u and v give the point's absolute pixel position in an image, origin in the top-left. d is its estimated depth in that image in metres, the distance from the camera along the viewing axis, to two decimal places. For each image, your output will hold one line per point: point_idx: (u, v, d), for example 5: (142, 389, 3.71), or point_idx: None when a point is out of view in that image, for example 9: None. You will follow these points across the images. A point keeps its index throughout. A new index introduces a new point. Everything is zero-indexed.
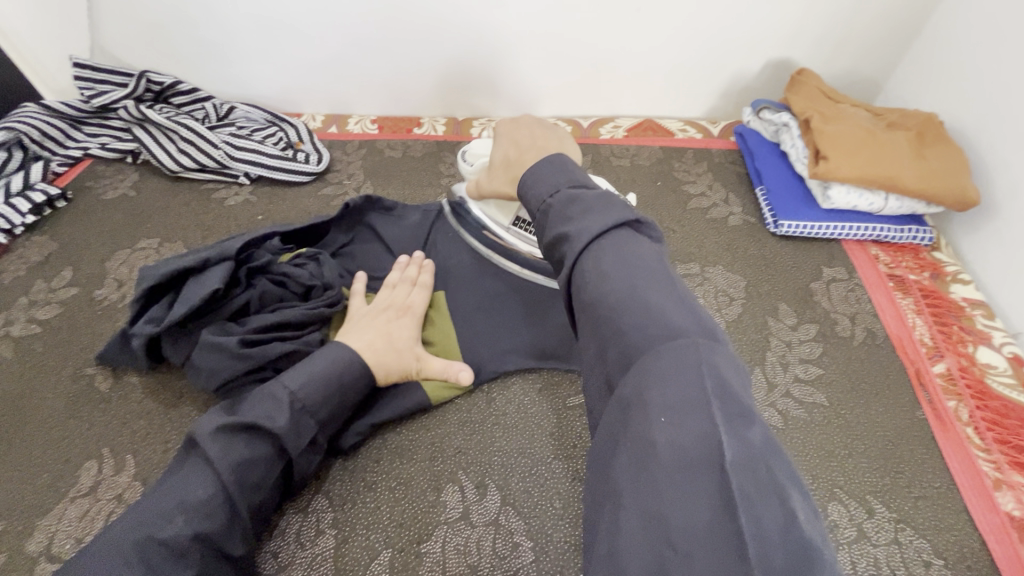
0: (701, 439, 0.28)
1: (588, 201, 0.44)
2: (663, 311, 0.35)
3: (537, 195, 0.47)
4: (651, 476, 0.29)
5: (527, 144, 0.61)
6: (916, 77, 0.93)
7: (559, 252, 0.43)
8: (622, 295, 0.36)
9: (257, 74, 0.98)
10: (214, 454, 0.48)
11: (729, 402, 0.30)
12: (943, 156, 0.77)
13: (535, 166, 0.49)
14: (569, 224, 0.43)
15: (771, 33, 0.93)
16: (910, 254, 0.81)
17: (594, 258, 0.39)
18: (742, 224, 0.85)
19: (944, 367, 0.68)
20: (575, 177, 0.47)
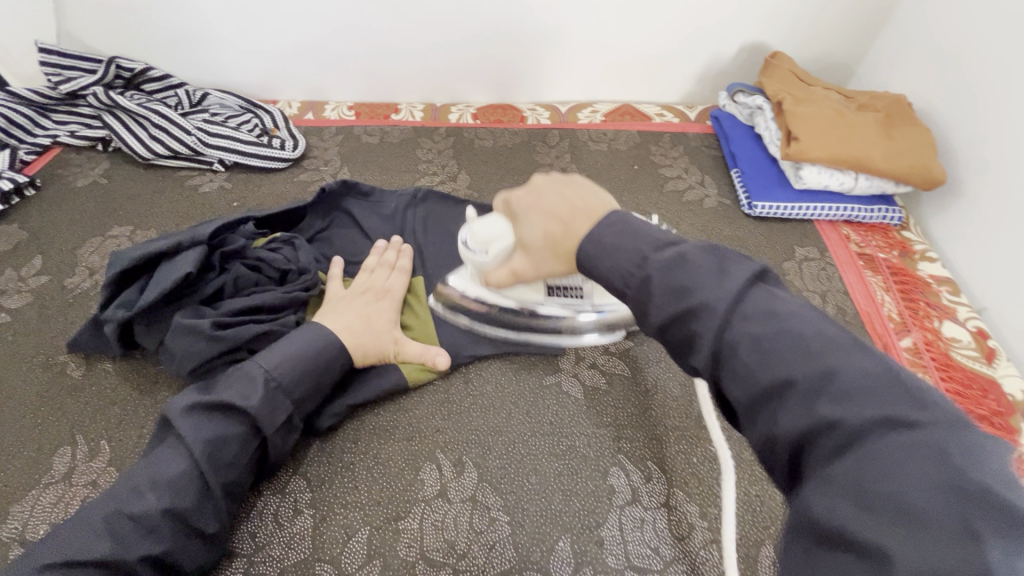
0: (923, 476, 0.25)
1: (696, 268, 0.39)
2: (811, 341, 0.33)
3: (614, 266, 0.43)
4: (891, 519, 0.25)
5: (569, 211, 0.51)
6: (886, 60, 0.95)
7: (682, 331, 0.38)
8: (800, 358, 0.33)
9: (230, 60, 0.96)
10: (187, 433, 0.49)
11: (959, 440, 0.26)
12: (911, 135, 0.79)
13: (597, 235, 0.45)
14: (680, 301, 0.38)
15: (746, 16, 0.93)
16: (881, 233, 0.82)
17: (747, 313, 0.36)
18: (717, 206, 0.86)
19: (910, 341, 0.70)
20: (657, 236, 0.43)
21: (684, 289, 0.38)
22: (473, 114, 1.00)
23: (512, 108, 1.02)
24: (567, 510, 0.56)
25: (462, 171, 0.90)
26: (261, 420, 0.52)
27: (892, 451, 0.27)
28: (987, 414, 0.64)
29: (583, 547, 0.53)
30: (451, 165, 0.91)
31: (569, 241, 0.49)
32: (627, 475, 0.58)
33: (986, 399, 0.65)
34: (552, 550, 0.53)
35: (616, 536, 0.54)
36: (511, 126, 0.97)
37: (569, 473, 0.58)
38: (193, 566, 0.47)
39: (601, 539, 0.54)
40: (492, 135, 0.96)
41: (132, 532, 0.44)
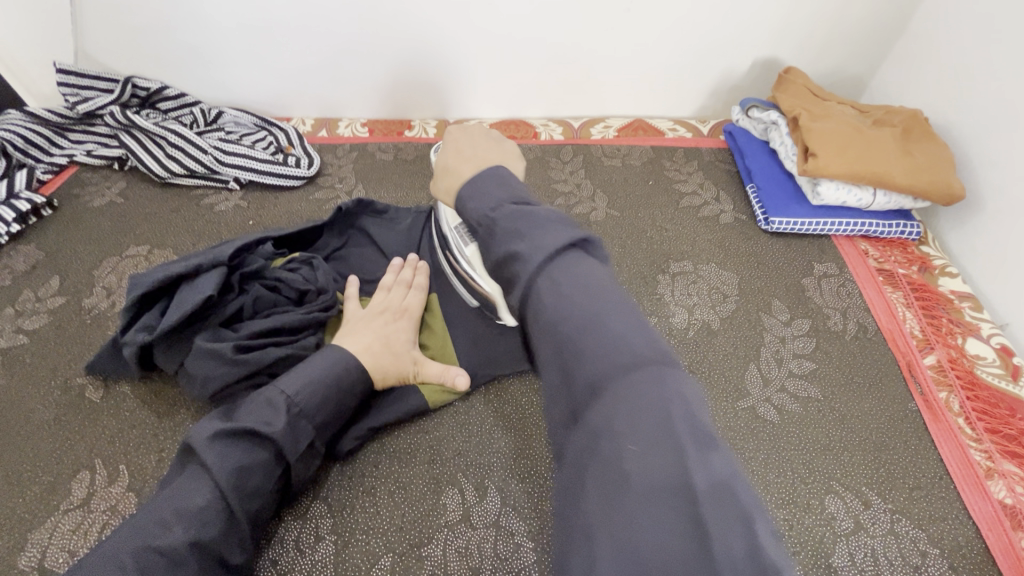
0: (662, 468, 0.27)
1: (536, 218, 0.39)
2: (614, 339, 0.32)
3: (478, 208, 0.43)
4: (618, 504, 0.26)
5: (468, 151, 0.52)
6: (900, 74, 0.95)
7: (510, 272, 0.37)
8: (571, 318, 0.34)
9: (245, 78, 0.97)
10: (211, 460, 0.48)
11: (694, 426, 0.29)
12: (929, 151, 0.78)
13: (473, 184, 0.45)
14: (510, 244, 0.38)
15: (758, 33, 0.94)
16: (899, 248, 0.82)
17: (549, 288, 0.35)
18: (733, 222, 0.85)
19: (934, 358, 0.69)
20: (519, 195, 0.43)
21: (520, 233, 0.38)
22: None
23: (525, 123, 1.02)
24: None
25: None
26: (285, 445, 0.51)
27: (638, 425, 0.28)
28: (1016, 434, 0.63)
29: None
30: None
31: (452, 174, 0.51)
32: None
33: (1015, 418, 0.64)
34: None
35: None
36: (523, 142, 0.97)
37: None
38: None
39: None
40: None
41: (155, 563, 0.43)
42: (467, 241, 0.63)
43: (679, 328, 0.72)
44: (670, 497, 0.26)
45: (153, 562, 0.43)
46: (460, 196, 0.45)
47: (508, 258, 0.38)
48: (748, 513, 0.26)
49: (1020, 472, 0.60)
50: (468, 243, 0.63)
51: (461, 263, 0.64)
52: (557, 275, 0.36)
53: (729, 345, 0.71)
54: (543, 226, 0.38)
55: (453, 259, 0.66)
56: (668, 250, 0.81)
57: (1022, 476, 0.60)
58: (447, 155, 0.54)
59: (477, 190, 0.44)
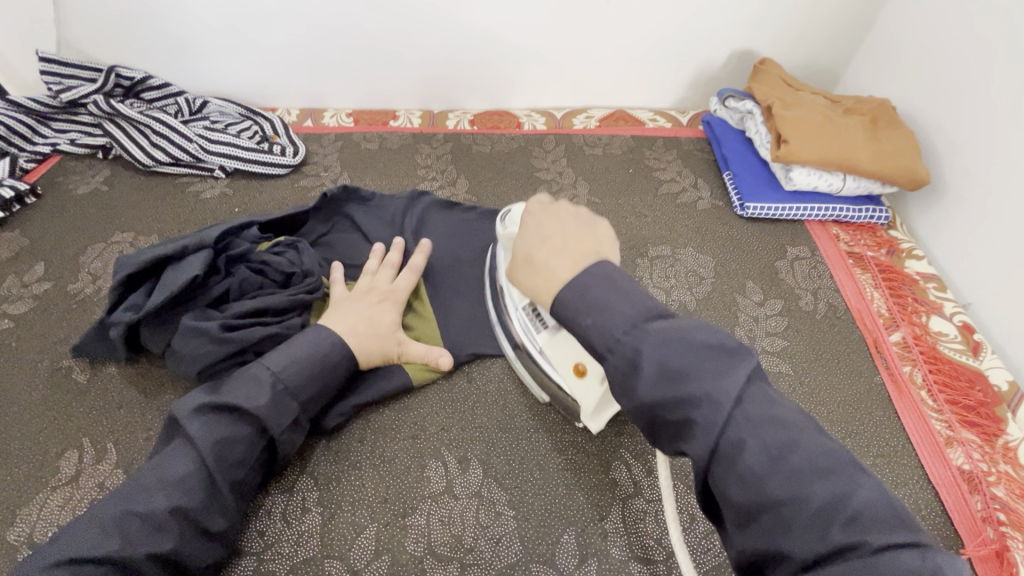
0: (876, 520, 0.30)
1: (699, 346, 0.37)
2: (775, 419, 0.35)
3: (602, 329, 0.40)
4: (829, 537, 0.30)
5: (563, 243, 0.47)
6: (870, 65, 0.98)
7: (676, 417, 0.36)
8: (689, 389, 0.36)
9: (229, 68, 0.98)
10: (196, 433, 0.50)
11: (833, 454, 0.34)
12: (896, 138, 0.82)
13: (582, 285, 0.42)
14: (674, 388, 0.36)
15: (735, 25, 0.96)
16: (868, 232, 0.85)
17: (756, 449, 0.34)
18: (710, 208, 0.88)
19: (899, 336, 0.72)
20: (633, 298, 0.41)
21: (683, 373, 0.36)
22: (471, 120, 1.01)
23: (509, 114, 1.04)
24: (570, 504, 0.57)
25: (462, 176, 0.91)
26: (268, 419, 0.53)
27: (796, 463, 0.33)
28: (974, 405, 0.66)
29: (587, 540, 0.55)
30: (450, 170, 0.92)
31: (541, 268, 0.46)
32: (629, 469, 0.59)
33: (974, 390, 0.67)
34: (557, 543, 0.54)
35: (619, 528, 0.55)
36: (507, 132, 0.99)
37: (572, 467, 0.59)
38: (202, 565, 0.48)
39: (605, 531, 0.55)
40: (490, 140, 0.97)
41: (140, 529, 0.45)
42: (543, 325, 0.58)
43: None
44: (892, 540, 0.30)
45: (141, 530, 0.45)
46: (564, 301, 0.43)
47: (677, 404, 0.36)
48: (908, 520, 0.31)
49: (978, 440, 0.63)
50: (543, 331, 0.58)
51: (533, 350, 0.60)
52: (753, 418, 0.35)
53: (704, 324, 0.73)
54: (708, 360, 0.36)
55: (518, 337, 0.62)
56: (647, 235, 0.84)
57: (979, 444, 0.63)
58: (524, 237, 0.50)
59: (589, 302, 0.41)
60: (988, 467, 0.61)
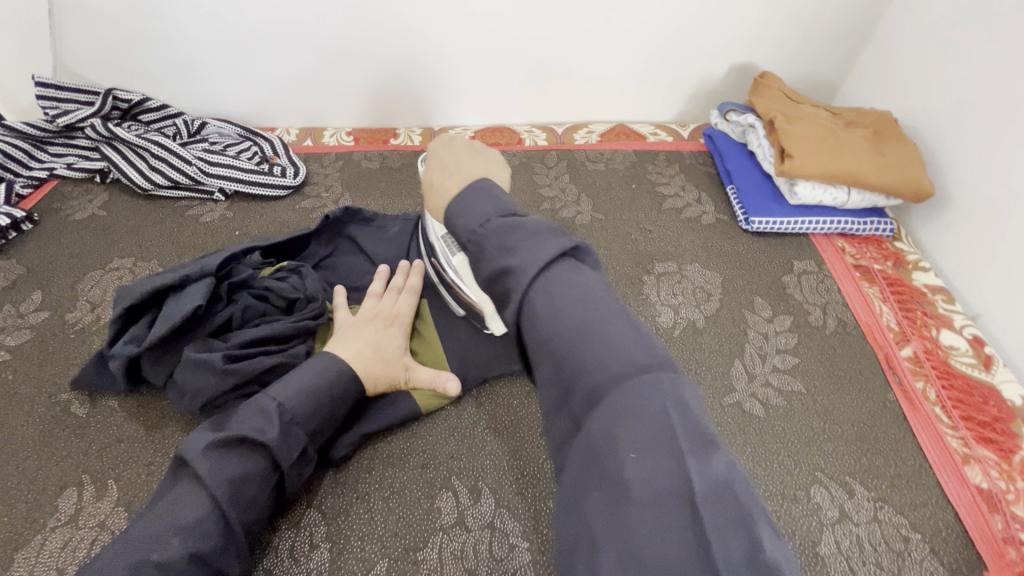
0: (667, 474, 0.27)
1: (530, 230, 0.37)
2: (613, 355, 0.32)
3: (465, 222, 0.39)
4: (620, 512, 0.27)
5: (458, 168, 0.48)
6: (869, 77, 0.98)
7: (500, 288, 0.36)
8: (563, 306, 0.34)
9: (227, 89, 0.97)
10: (205, 473, 0.48)
11: (693, 432, 0.29)
12: (899, 150, 0.81)
13: (460, 198, 0.41)
14: (501, 259, 0.36)
15: (734, 39, 0.97)
16: (875, 245, 0.85)
17: (545, 298, 0.34)
18: (714, 223, 0.87)
19: (910, 350, 0.72)
20: (509, 207, 0.40)
21: (513, 248, 0.36)
22: (471, 137, 1.01)
23: (509, 130, 1.04)
24: None
25: None
26: (279, 454, 0.51)
27: (641, 433, 0.29)
28: (990, 421, 0.65)
29: None
30: None
31: (438, 192, 0.48)
32: None
33: (988, 405, 0.66)
34: None
35: None
36: (508, 148, 0.99)
37: None
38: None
39: None
40: None
41: None
42: (455, 250, 0.61)
43: (665, 328, 0.74)
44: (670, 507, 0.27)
45: None
46: (447, 213, 0.41)
47: (501, 273, 0.36)
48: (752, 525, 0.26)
49: (995, 457, 0.63)
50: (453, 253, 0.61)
51: (449, 272, 0.63)
52: (555, 285, 0.35)
53: (714, 342, 0.72)
54: (536, 237, 0.36)
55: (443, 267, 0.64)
56: (652, 251, 0.83)
57: (997, 461, 0.62)
58: (444, 189, 0.47)
59: (462, 204, 0.41)
60: (1007, 486, 0.60)
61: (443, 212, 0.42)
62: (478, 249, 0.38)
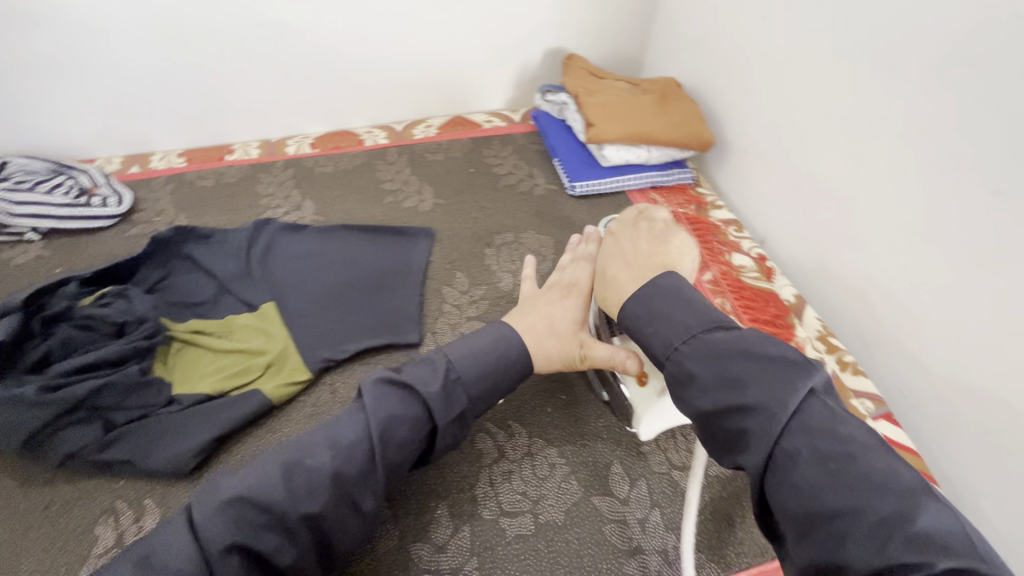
0: None
1: (770, 357, 0.41)
2: (887, 500, 0.33)
3: (665, 337, 0.47)
4: None
5: (638, 260, 0.58)
6: (660, 50, 1.13)
7: (732, 424, 0.41)
8: (843, 455, 0.36)
9: (29, 123, 0.91)
10: (371, 401, 0.47)
11: None
12: (682, 109, 0.95)
13: (652, 298, 0.49)
14: (734, 393, 0.41)
15: (540, 27, 1.07)
16: (679, 192, 0.98)
17: (812, 449, 0.37)
18: (546, 192, 0.96)
19: (710, 274, 0.85)
20: (716, 316, 0.47)
21: (742, 382, 0.41)
22: (311, 144, 1.03)
23: (350, 133, 1.07)
24: (442, 481, 0.61)
25: (307, 198, 0.92)
26: (380, 406, 0.47)
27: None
28: (771, 319, 0.79)
29: (460, 509, 0.59)
30: (293, 195, 0.92)
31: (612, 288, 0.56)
32: (493, 437, 0.64)
33: (770, 306, 0.81)
34: (432, 519, 0.58)
35: (489, 490, 0.60)
36: (349, 150, 1.01)
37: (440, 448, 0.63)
38: (298, 567, 0.43)
39: (475, 496, 0.60)
40: (332, 160, 0.99)
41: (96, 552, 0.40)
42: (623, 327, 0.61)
43: (505, 291, 0.80)
44: None
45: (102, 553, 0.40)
46: (633, 315, 0.50)
47: (734, 410, 0.41)
48: None
49: (775, 346, 0.77)
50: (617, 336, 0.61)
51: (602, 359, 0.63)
52: (810, 424, 0.38)
53: None
54: (784, 370, 0.40)
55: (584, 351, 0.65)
56: (492, 226, 0.90)
57: None
58: (622, 286, 0.55)
59: (649, 309, 0.49)
60: None
61: (626, 314, 0.50)
62: (682, 369, 0.44)
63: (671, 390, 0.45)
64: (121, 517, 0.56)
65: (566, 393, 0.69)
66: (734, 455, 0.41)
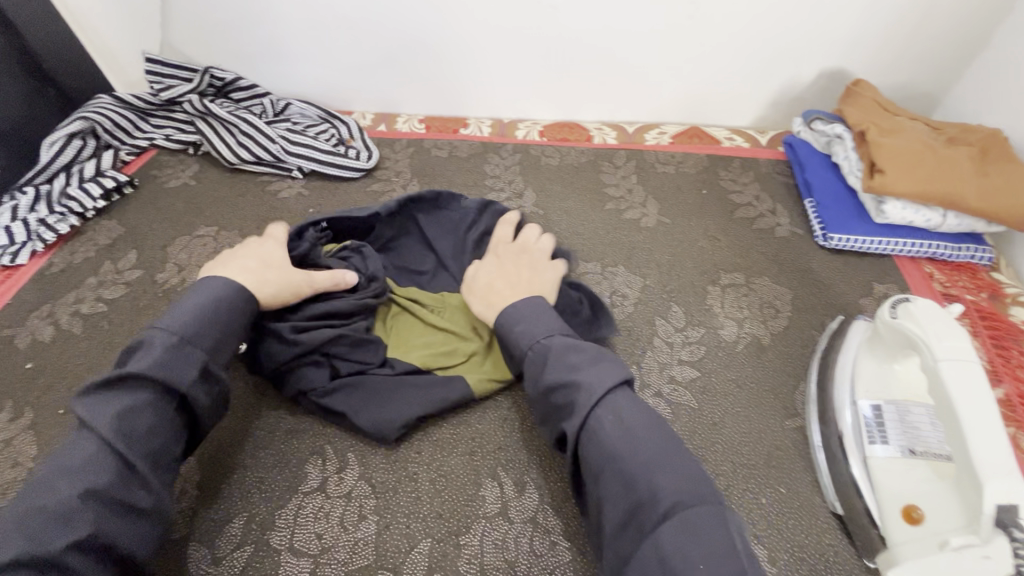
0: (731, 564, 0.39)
1: (591, 353, 0.52)
2: (670, 483, 0.43)
3: (529, 333, 0.55)
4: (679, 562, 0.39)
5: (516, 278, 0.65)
6: (979, 90, 0.90)
7: (562, 398, 0.50)
8: (624, 439, 0.46)
9: (311, 72, 1.01)
10: (93, 415, 0.45)
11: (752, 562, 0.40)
12: (1009, 173, 0.74)
13: (519, 311, 0.57)
14: (569, 373, 0.50)
15: (827, 43, 0.91)
16: (968, 273, 0.78)
17: (612, 421, 0.47)
18: (789, 236, 0.83)
19: (1001, 392, 0.66)
20: (558, 326, 0.56)
21: (576, 367, 0.51)
22: (540, 131, 1.01)
23: (579, 127, 1.03)
24: None
25: (529, 187, 0.90)
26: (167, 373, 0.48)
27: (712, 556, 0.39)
28: None
29: None
30: (517, 181, 0.91)
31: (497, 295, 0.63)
32: None
33: None
34: None
35: None
36: (576, 145, 0.98)
37: None
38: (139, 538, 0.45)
39: None
40: (558, 152, 0.96)
41: (44, 521, 0.40)
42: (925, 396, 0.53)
43: (727, 340, 0.70)
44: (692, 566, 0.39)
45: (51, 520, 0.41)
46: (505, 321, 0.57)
47: (566, 388, 0.50)
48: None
49: None
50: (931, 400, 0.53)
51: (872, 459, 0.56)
52: (613, 403, 0.48)
53: (778, 361, 0.68)
54: (598, 363, 0.51)
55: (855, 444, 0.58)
56: (719, 261, 0.80)
57: None
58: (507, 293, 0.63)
59: (519, 316, 0.57)
60: None
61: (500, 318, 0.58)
62: (544, 354, 0.53)
63: (530, 375, 0.53)
64: (328, 463, 0.59)
65: (788, 488, 0.58)
66: (562, 425, 0.50)
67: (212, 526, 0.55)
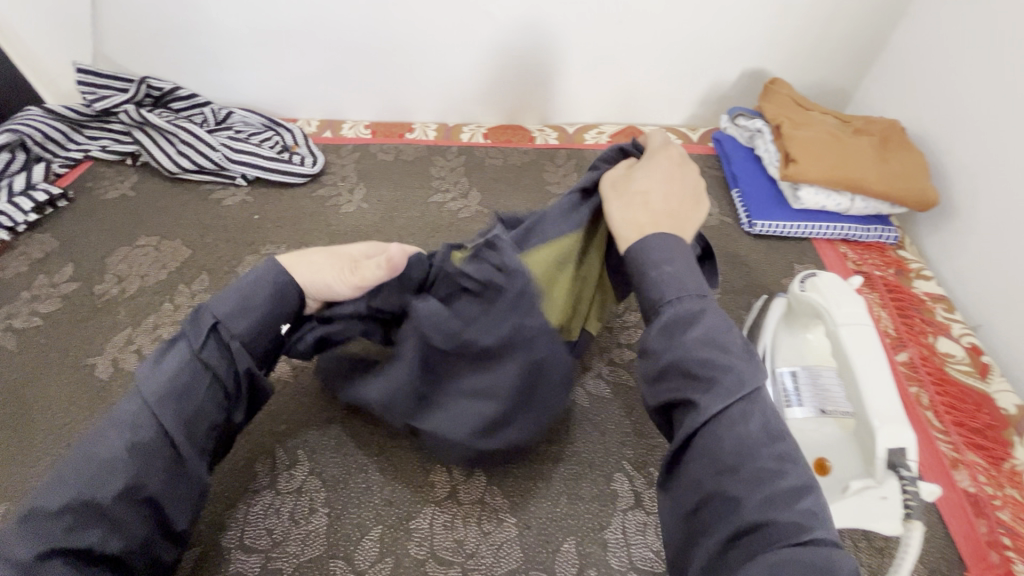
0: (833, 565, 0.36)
1: (739, 344, 0.44)
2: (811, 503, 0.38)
3: (678, 287, 0.46)
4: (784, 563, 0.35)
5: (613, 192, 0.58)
6: (881, 86, 0.99)
7: (704, 374, 0.42)
8: (762, 439, 0.40)
9: (254, 81, 1.02)
10: (150, 383, 0.44)
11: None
12: (904, 159, 0.82)
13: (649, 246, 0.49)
14: (710, 349, 0.43)
15: (745, 45, 0.98)
16: (877, 251, 0.85)
17: (760, 424, 0.41)
18: (718, 224, 0.88)
19: (906, 355, 0.72)
20: (701, 287, 0.47)
21: (715, 342, 0.43)
22: (484, 133, 1.04)
23: (522, 129, 1.06)
24: (571, 514, 0.58)
25: (474, 187, 0.93)
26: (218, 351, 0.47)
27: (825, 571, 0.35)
28: (980, 428, 0.66)
29: (587, 550, 0.55)
30: (462, 182, 0.94)
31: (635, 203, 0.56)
32: (630, 481, 0.60)
33: (980, 413, 0.67)
34: (557, 551, 0.55)
35: (619, 539, 0.56)
36: (520, 146, 1.01)
37: (574, 477, 0.60)
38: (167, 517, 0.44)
39: (604, 542, 0.56)
40: (502, 154, 0.99)
41: (95, 477, 0.41)
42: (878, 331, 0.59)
43: None
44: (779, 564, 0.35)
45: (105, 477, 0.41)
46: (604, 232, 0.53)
47: (711, 365, 0.42)
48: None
49: (983, 463, 0.63)
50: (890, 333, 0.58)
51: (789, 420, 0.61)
52: (755, 403, 0.42)
53: None
54: (753, 360, 0.44)
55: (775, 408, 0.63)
56: None
57: (985, 467, 0.63)
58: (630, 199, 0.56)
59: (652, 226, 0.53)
60: (994, 491, 0.61)
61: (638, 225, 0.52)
62: (674, 319, 0.45)
63: (657, 332, 0.46)
64: (276, 461, 0.60)
65: None
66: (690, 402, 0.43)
67: (228, 522, 0.55)
